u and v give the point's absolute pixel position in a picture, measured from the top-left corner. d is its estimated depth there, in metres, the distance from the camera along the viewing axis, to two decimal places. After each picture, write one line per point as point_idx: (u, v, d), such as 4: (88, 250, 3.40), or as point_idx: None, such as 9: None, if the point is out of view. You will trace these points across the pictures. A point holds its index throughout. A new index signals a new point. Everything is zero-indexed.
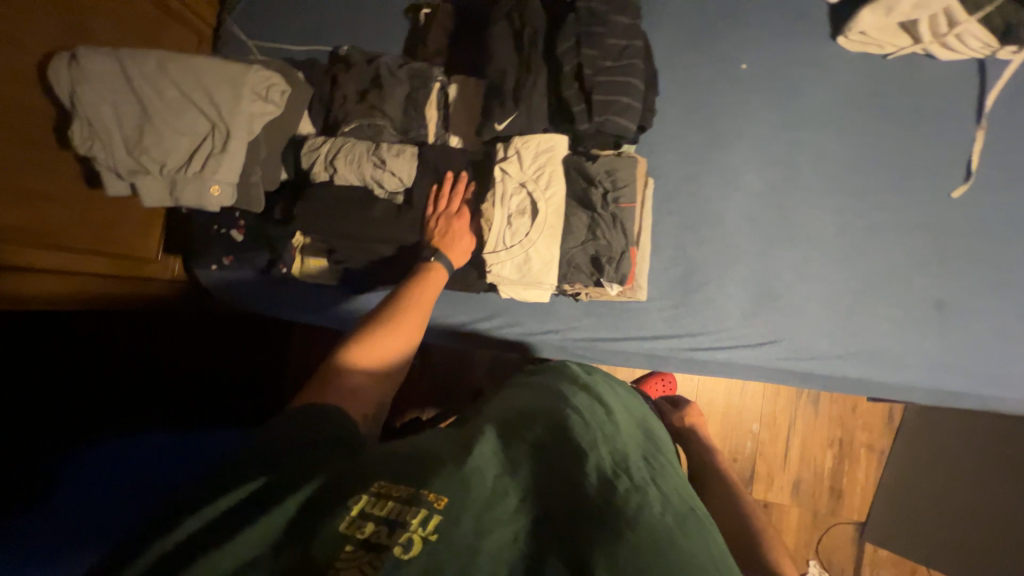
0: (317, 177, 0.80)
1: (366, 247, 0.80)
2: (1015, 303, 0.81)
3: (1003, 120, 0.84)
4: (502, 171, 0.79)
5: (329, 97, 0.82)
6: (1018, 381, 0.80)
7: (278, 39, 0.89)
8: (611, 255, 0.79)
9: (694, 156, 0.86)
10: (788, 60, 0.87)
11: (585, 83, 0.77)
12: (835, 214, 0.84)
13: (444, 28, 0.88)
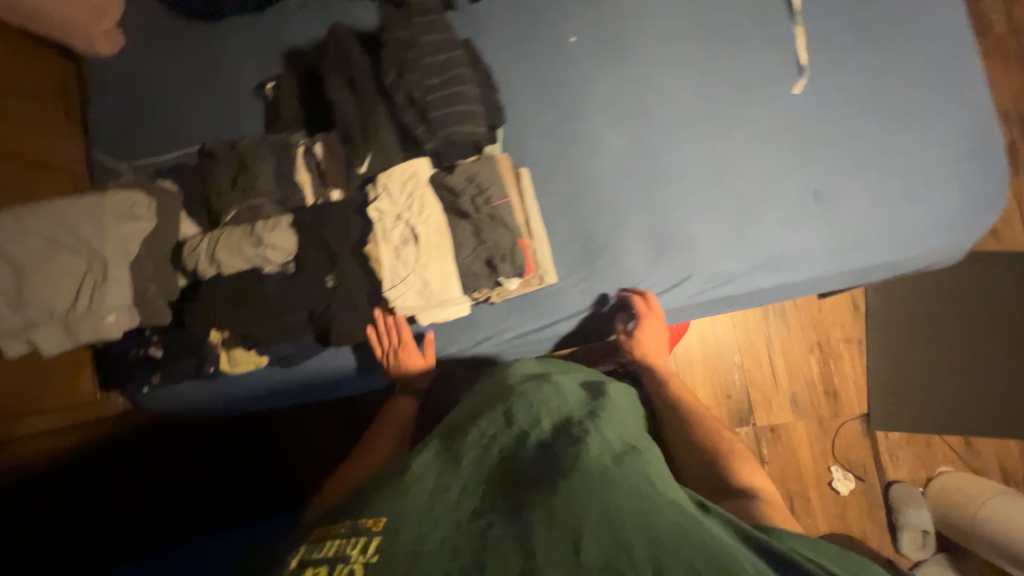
0: (205, 275, 0.77)
1: (275, 324, 0.77)
2: (905, 162, 0.75)
3: (821, 2, 0.79)
4: (377, 210, 0.74)
5: (205, 193, 0.83)
6: (929, 239, 0.75)
7: (150, 153, 0.95)
8: (503, 252, 0.74)
9: (554, 130, 0.84)
10: (604, 16, 0.84)
11: (419, 107, 0.72)
12: (695, 141, 0.80)
13: (291, 94, 0.90)
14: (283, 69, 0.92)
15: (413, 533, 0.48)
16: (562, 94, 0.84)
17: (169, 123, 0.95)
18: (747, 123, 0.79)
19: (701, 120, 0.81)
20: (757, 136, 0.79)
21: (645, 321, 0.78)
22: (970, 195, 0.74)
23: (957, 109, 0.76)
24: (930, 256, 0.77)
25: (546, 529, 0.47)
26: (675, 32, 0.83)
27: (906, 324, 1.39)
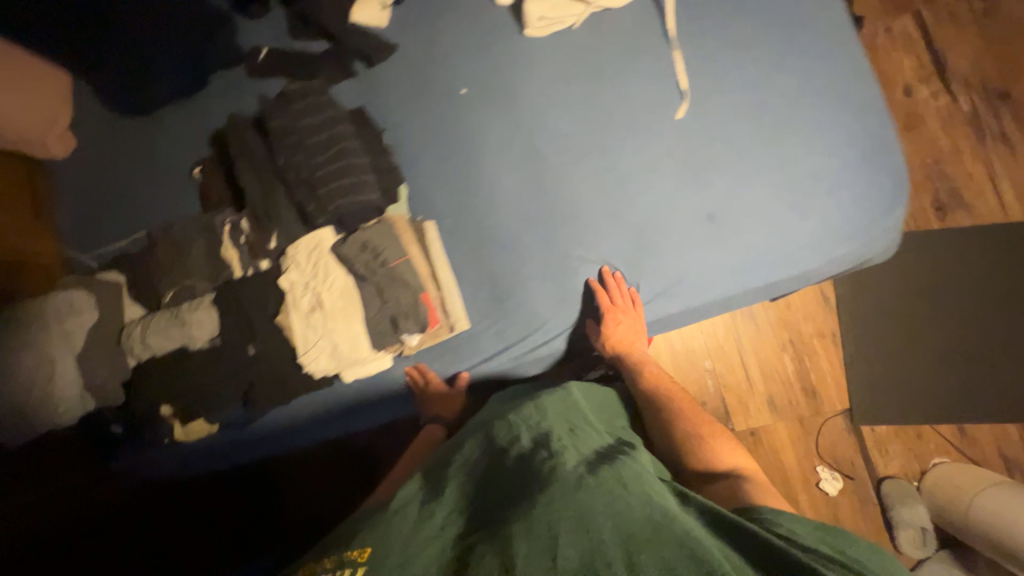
0: (141, 358, 0.84)
1: (220, 394, 0.83)
2: (798, 175, 0.75)
3: (696, 23, 0.79)
4: (287, 281, 0.79)
5: (141, 275, 0.90)
6: (830, 248, 0.75)
7: (95, 238, 1.00)
8: (404, 309, 0.78)
9: (454, 180, 0.87)
10: (491, 64, 0.87)
11: (312, 183, 0.79)
12: (588, 176, 0.82)
13: (218, 174, 0.96)
14: (210, 150, 0.99)
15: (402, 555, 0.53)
16: (459, 143, 0.87)
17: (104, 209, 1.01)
18: (638, 152, 0.80)
19: (593, 155, 0.82)
20: (648, 163, 0.80)
21: (611, 315, 0.78)
22: (868, 201, 0.73)
23: (848, 112, 0.74)
24: (835, 265, 0.77)
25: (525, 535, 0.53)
26: (560, 69, 0.84)
27: (879, 311, 1.34)
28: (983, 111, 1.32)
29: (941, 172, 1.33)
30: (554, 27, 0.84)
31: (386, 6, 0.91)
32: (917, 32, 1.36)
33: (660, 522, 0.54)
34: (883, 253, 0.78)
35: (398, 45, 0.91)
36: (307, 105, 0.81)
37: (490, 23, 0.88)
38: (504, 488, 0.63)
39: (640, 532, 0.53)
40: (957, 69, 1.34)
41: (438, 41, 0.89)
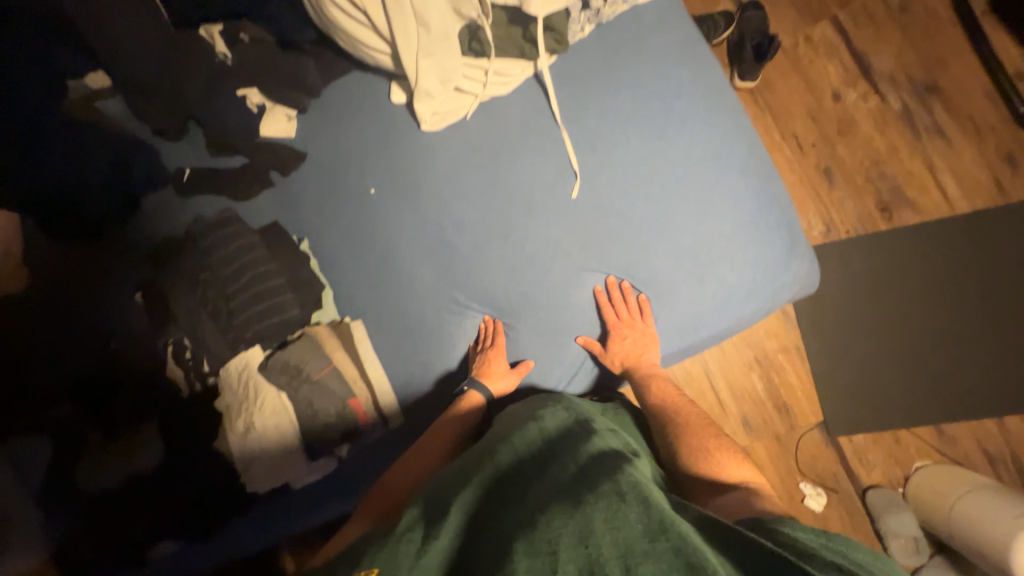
0: (92, 487, 0.83)
1: (180, 511, 0.83)
2: (695, 239, 0.77)
3: (579, 103, 0.81)
4: (222, 405, 0.84)
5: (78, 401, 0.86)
6: (732, 306, 0.78)
7: None
8: (334, 420, 0.84)
9: (376, 279, 0.90)
10: (397, 162, 0.90)
11: (241, 309, 0.86)
12: (499, 261, 0.84)
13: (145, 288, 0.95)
14: None
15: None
16: (375, 241, 0.90)
17: None
18: (541, 231, 0.82)
19: (498, 239, 0.84)
20: (553, 241, 0.82)
21: (616, 331, 0.80)
22: (759, 262, 0.76)
23: (733, 173, 0.77)
24: (744, 320, 0.80)
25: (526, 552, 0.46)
26: (460, 159, 0.87)
27: (841, 318, 1.32)
28: (913, 107, 1.33)
29: (881, 173, 1.33)
30: (448, 119, 0.86)
31: (292, 117, 0.95)
32: (837, 37, 1.37)
33: (664, 527, 0.47)
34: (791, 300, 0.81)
35: (308, 152, 0.95)
36: (239, 237, 0.90)
37: (390, 122, 0.91)
38: (501, 505, 0.57)
39: (639, 542, 0.47)
40: (882, 68, 1.35)
41: (345, 146, 0.93)
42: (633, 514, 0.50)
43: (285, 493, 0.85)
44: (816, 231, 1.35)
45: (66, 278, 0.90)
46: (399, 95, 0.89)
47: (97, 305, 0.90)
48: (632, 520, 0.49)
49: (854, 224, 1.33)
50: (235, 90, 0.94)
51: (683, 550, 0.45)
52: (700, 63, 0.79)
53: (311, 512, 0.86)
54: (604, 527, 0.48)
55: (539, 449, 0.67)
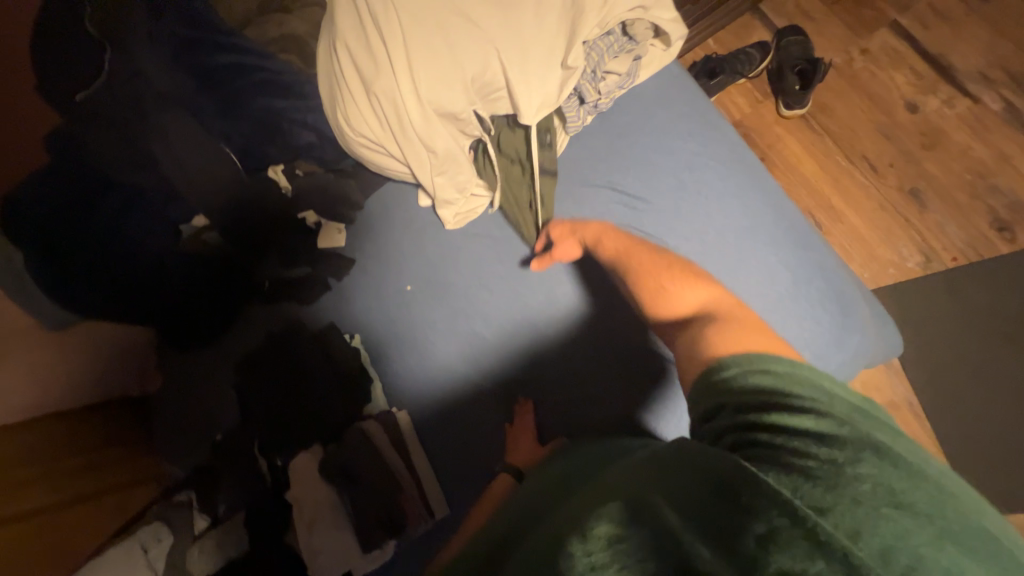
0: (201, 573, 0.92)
1: None
2: None
3: (580, 180, 0.81)
4: (292, 498, 0.91)
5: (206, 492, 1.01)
6: None
7: (180, 453, 1.10)
8: (386, 512, 0.89)
9: (415, 366, 0.96)
10: (429, 258, 1.00)
11: (318, 393, 1.00)
12: (535, 323, 0.94)
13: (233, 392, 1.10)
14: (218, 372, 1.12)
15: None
16: (415, 338, 0.97)
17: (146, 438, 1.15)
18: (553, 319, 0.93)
19: (537, 305, 0.94)
20: (581, 312, 0.93)
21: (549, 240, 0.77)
22: (814, 335, 0.67)
23: (759, 240, 0.71)
24: None
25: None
26: (485, 254, 0.98)
27: None
28: (1017, 105, 1.13)
29: (991, 186, 1.12)
30: (469, 216, 0.98)
31: (342, 229, 1.08)
32: (902, 43, 1.22)
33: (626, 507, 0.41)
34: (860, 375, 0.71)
35: (354, 257, 1.06)
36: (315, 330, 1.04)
37: (422, 223, 1.02)
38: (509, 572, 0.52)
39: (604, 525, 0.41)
40: (968, 67, 1.16)
41: (384, 248, 1.03)
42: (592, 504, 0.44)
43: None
44: (914, 262, 1.15)
45: (194, 385, 1.12)
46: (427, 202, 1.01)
47: (211, 406, 1.10)
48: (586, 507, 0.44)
49: (963, 249, 1.12)
50: (298, 215, 1.10)
51: (646, 529, 0.39)
52: (710, 134, 0.78)
53: None
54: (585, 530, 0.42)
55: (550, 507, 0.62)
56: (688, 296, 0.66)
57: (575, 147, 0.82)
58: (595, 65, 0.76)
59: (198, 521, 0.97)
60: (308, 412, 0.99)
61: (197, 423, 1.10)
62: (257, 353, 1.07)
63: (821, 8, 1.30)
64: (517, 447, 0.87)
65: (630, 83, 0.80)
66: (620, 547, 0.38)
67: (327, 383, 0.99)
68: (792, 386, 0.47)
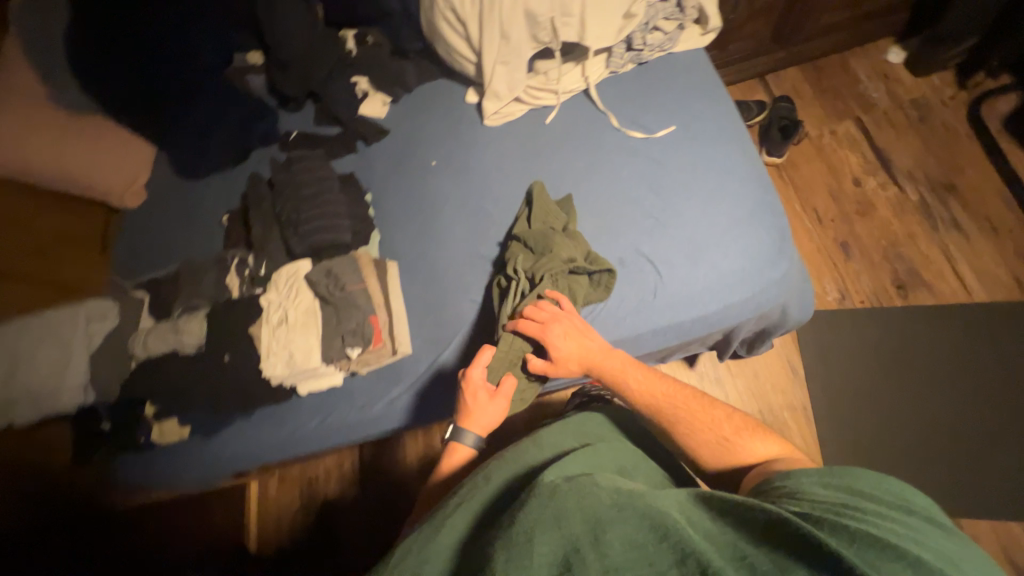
0: (155, 352, 1.00)
1: (188, 391, 0.98)
2: (682, 227, 0.88)
3: (607, 105, 1.01)
4: (267, 299, 0.96)
5: (176, 295, 1.09)
6: (725, 282, 0.85)
7: (146, 266, 1.27)
8: (350, 329, 0.92)
9: (416, 228, 1.05)
10: (458, 143, 1.09)
11: (300, 223, 0.99)
12: None
13: (241, 222, 1.18)
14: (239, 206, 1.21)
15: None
16: (424, 202, 1.06)
17: (151, 246, 1.31)
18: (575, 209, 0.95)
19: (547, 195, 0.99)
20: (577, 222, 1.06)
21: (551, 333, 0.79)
22: (755, 253, 0.84)
23: (733, 182, 0.90)
24: (728, 318, 0.87)
25: (506, 545, 0.51)
26: (507, 148, 1.05)
27: (848, 384, 1.31)
28: (930, 202, 1.43)
29: (897, 254, 1.40)
30: (507, 117, 1.07)
31: (386, 103, 1.19)
32: (860, 134, 1.54)
33: (649, 513, 0.52)
34: (774, 309, 0.88)
35: (389, 130, 1.17)
36: (319, 166, 1.05)
37: (461, 115, 1.12)
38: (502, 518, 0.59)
39: (624, 523, 0.51)
40: (902, 165, 1.48)
41: (420, 127, 1.14)
42: (611, 495, 0.55)
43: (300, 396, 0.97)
44: (831, 295, 1.40)
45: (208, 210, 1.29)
46: (473, 96, 1.10)
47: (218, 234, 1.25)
48: (605, 497, 0.55)
49: (870, 295, 1.38)
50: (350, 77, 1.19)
51: (668, 534, 0.49)
52: (719, 101, 0.97)
53: (315, 417, 0.96)
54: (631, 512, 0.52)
55: (532, 453, 0.75)
56: (757, 448, 0.73)
57: (608, 84, 1.03)
58: (650, 19, 0.95)
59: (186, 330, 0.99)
60: (292, 234, 1.00)
61: (200, 238, 1.26)
62: (256, 180, 1.09)
63: (811, 91, 1.62)
64: (479, 416, 0.80)
65: (670, 46, 1.00)
66: (640, 542, 0.49)
67: (319, 213, 1.00)
68: (850, 490, 0.56)
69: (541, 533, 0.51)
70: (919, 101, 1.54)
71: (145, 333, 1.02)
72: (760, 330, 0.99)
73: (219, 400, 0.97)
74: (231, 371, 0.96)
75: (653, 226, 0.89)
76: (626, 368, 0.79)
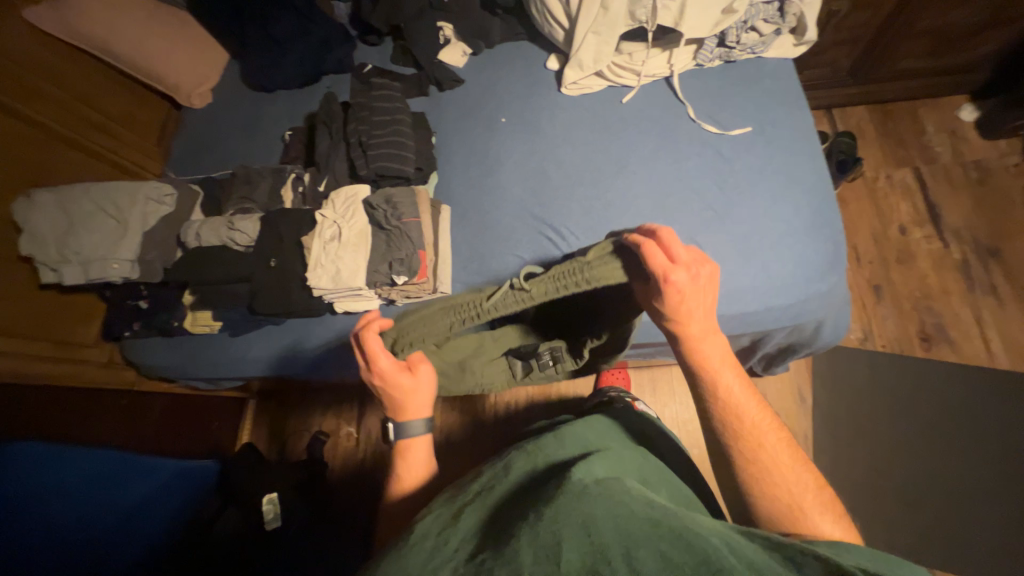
0: (205, 242, 1.02)
1: (228, 288, 1.01)
2: (739, 224, 0.90)
3: (686, 96, 1.02)
4: (321, 215, 0.97)
5: (229, 196, 1.11)
6: (771, 284, 0.86)
7: (199, 168, 1.32)
8: (399, 258, 0.93)
9: (475, 178, 1.07)
10: (531, 104, 1.11)
11: (366, 149, 1.01)
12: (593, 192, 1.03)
13: (301, 141, 1.20)
14: (302, 126, 1.23)
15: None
16: (487, 154, 1.08)
17: (205, 148, 1.34)
18: (636, 189, 0.97)
19: (612, 169, 1.00)
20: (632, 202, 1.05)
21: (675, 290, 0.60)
22: (808, 262, 0.86)
23: (797, 192, 0.91)
24: (766, 322, 0.89)
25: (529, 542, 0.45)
26: (579, 117, 1.06)
27: (852, 420, 1.33)
28: (970, 263, 1.43)
29: (927, 307, 1.41)
30: (583, 90, 1.08)
31: (466, 54, 1.21)
32: (914, 185, 1.54)
33: (687, 535, 0.44)
34: (811, 323, 0.89)
35: (464, 80, 1.18)
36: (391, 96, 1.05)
37: (538, 79, 1.13)
38: (516, 512, 0.53)
39: (660, 541, 0.43)
40: (951, 222, 1.48)
41: (496, 83, 1.15)
42: (644, 510, 0.47)
43: (336, 314, 1.01)
44: (852, 334, 1.42)
45: (269, 125, 1.32)
46: (554, 64, 1.11)
47: (277, 151, 1.28)
48: (639, 513, 0.46)
49: (891, 341, 1.39)
50: (436, 21, 1.19)
51: (709, 562, 0.41)
52: (798, 111, 0.97)
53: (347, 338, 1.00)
54: (668, 535, 0.44)
55: (553, 446, 0.66)
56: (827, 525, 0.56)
57: (690, 78, 1.04)
58: (749, 18, 0.95)
59: (245, 225, 1.01)
60: (359, 158, 1.02)
61: (255, 151, 1.29)
62: (329, 104, 1.11)
63: (874, 133, 1.62)
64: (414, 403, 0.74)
65: (761, 49, 1.00)
66: (675, 563, 0.41)
67: (386, 140, 1.00)
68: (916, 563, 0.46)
69: (565, 537, 0.44)
70: (981, 163, 1.53)
71: (196, 222, 1.04)
72: (790, 345, 1.01)
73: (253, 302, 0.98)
74: (272, 275, 0.97)
75: (710, 220, 0.91)
76: (720, 365, 0.64)
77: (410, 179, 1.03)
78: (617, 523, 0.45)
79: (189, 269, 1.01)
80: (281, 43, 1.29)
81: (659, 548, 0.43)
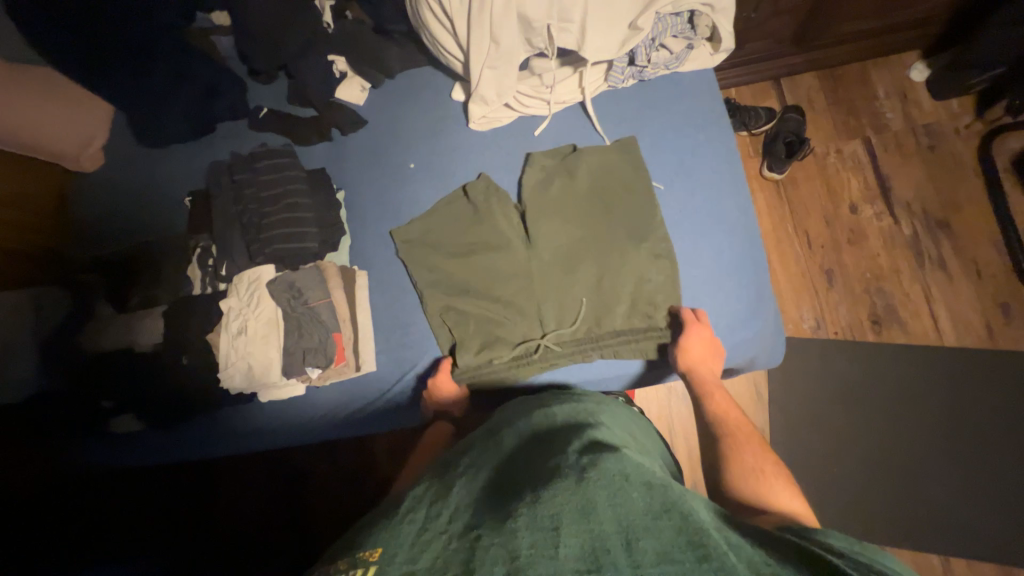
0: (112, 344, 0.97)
1: (140, 387, 0.95)
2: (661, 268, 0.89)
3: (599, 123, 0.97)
4: (226, 306, 0.96)
5: (128, 282, 1.03)
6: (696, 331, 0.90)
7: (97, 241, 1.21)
8: (312, 347, 0.91)
9: (386, 236, 1.00)
10: (440, 147, 1.02)
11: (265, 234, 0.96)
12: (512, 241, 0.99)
13: (202, 208, 1.10)
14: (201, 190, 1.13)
15: (405, 559, 0.43)
16: (395, 207, 1.00)
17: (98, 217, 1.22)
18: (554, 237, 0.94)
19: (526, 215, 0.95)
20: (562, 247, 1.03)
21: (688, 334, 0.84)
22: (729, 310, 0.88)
23: (717, 230, 0.92)
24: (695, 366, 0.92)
25: (528, 527, 0.43)
26: (491, 155, 0.99)
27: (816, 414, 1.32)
28: (921, 239, 1.40)
29: (879, 288, 1.39)
30: (494, 123, 1.00)
31: (365, 89, 1.09)
32: (866, 157, 1.47)
33: (690, 526, 0.42)
34: (740, 362, 0.90)
35: (367, 120, 1.07)
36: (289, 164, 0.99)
37: (446, 114, 1.04)
38: (510, 487, 0.51)
39: (659, 533, 0.42)
40: (902, 195, 1.43)
41: (400, 124, 1.05)
42: (644, 494, 0.45)
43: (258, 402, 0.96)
44: (807, 324, 1.40)
45: (164, 186, 1.20)
46: (460, 94, 1.02)
47: (176, 215, 1.17)
48: (641, 501, 0.44)
49: (844, 327, 1.38)
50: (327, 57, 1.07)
51: (710, 557, 0.40)
52: (717, 137, 0.95)
53: (274, 419, 0.96)
54: (669, 525, 0.42)
55: (539, 425, 0.65)
56: (785, 499, 0.66)
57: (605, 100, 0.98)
58: (657, 35, 0.89)
59: (152, 323, 0.97)
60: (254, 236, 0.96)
61: (148, 218, 1.17)
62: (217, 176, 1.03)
63: (824, 103, 1.52)
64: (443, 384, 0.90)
65: (675, 65, 0.95)
66: (676, 561, 0.40)
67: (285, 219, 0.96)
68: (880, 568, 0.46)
69: (565, 523, 0.42)
70: (931, 126, 1.46)
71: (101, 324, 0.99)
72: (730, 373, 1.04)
73: (173, 397, 0.94)
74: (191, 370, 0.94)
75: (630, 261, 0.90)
76: (715, 389, 0.82)
77: (311, 251, 0.97)
78: (615, 508, 0.44)
79: (102, 374, 0.96)
80: (158, 95, 1.15)
81: (657, 539, 0.41)
